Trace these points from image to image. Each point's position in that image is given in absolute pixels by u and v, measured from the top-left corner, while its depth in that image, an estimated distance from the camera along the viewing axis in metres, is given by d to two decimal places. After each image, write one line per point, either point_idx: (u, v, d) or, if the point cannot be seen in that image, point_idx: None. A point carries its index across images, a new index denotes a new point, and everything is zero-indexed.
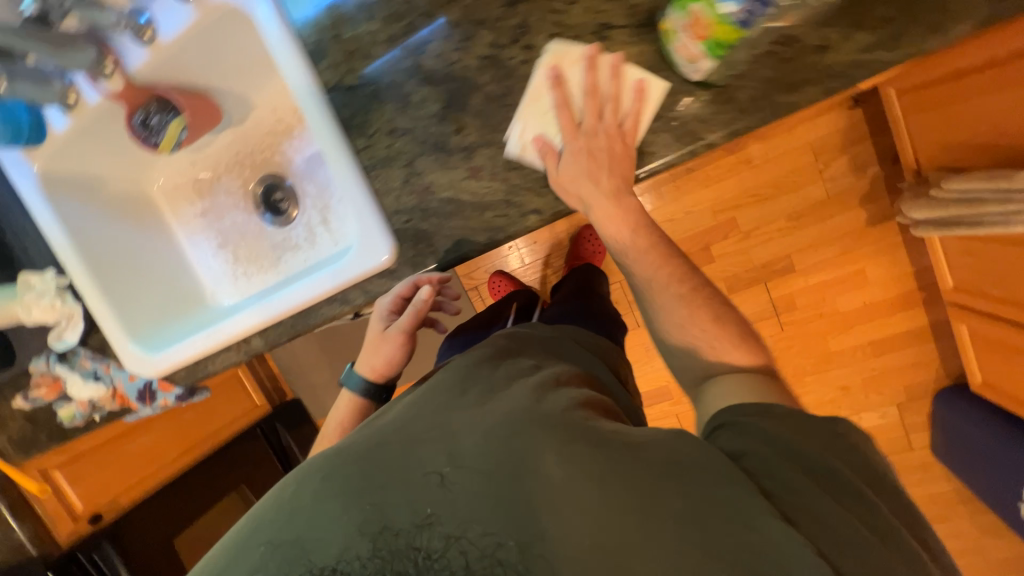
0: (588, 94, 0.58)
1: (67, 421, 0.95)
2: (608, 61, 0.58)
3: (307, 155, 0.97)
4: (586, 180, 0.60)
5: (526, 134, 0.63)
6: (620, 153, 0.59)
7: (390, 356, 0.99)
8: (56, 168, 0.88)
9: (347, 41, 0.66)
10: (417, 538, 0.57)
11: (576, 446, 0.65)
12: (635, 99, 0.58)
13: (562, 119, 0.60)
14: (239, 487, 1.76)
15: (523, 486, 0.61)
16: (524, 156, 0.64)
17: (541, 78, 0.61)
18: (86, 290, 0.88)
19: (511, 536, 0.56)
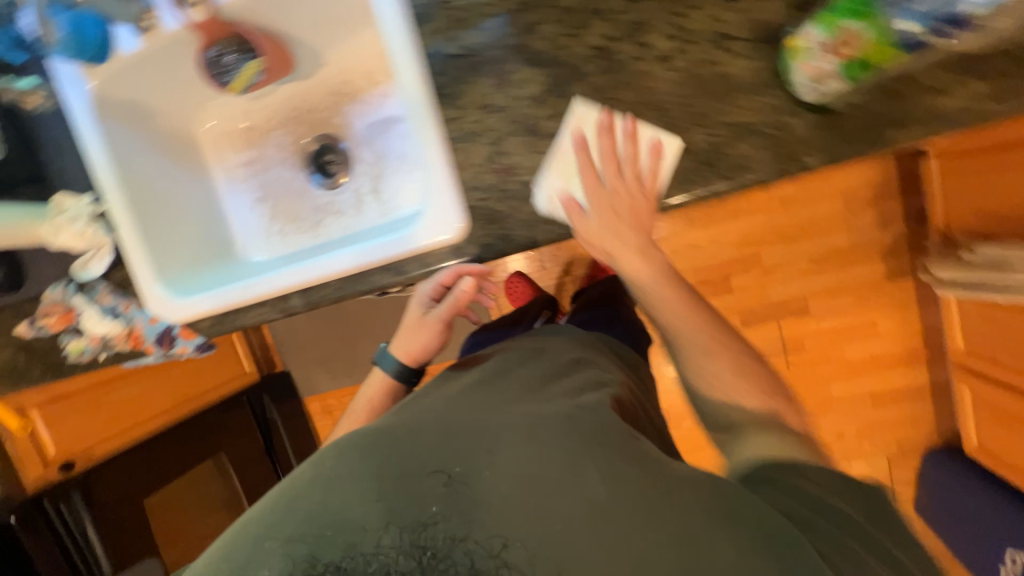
0: (607, 156, 0.62)
1: (73, 355, 0.90)
2: (622, 125, 0.62)
3: (370, 122, 0.95)
4: (613, 238, 0.63)
5: (552, 193, 0.66)
6: (643, 208, 0.62)
7: (425, 343, 0.96)
8: (111, 91, 0.84)
9: (456, 9, 0.65)
10: (423, 536, 0.53)
11: (613, 465, 0.62)
12: (652, 158, 0.61)
13: (586, 178, 0.63)
14: (218, 454, 1.67)
15: (546, 497, 0.57)
16: (551, 213, 0.67)
17: (564, 140, 0.65)
18: (120, 221, 0.84)
19: (522, 537, 0.53)
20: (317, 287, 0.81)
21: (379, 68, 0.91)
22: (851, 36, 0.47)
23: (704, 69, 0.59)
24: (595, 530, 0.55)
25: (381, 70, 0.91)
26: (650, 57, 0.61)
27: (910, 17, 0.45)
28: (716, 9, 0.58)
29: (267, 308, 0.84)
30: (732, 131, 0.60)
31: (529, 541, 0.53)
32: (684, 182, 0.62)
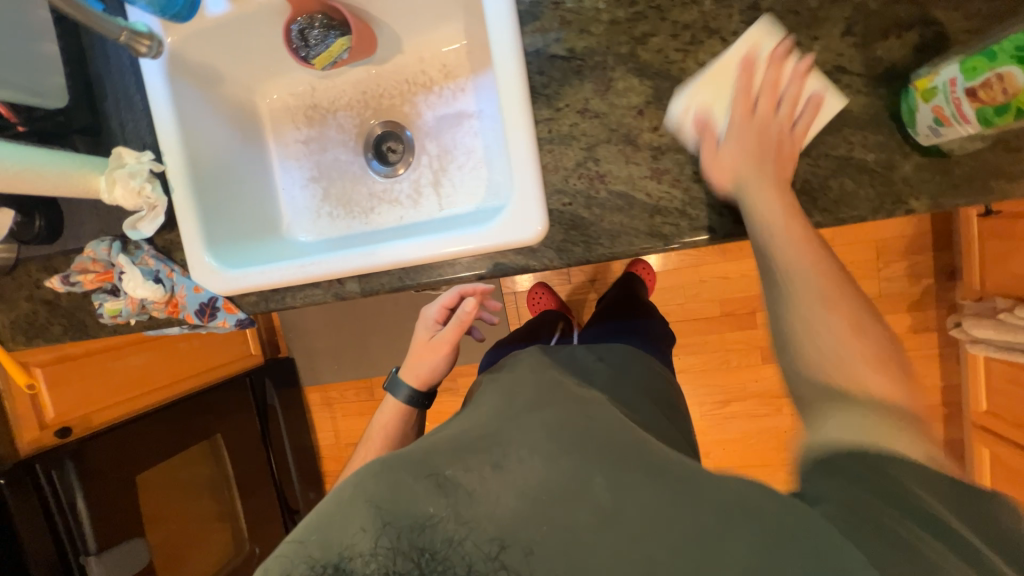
0: (768, 88, 0.57)
1: (107, 317, 0.86)
2: (796, 63, 0.57)
3: (439, 114, 0.93)
4: (744, 174, 0.58)
5: (690, 108, 0.61)
6: (787, 152, 0.57)
7: (441, 365, 0.81)
8: (186, 51, 0.82)
9: (566, 10, 0.64)
10: (421, 537, 0.48)
11: (623, 468, 0.54)
12: (809, 109, 0.57)
13: (736, 100, 0.59)
14: (216, 436, 1.60)
15: (549, 501, 0.51)
16: (679, 132, 0.63)
17: (729, 58, 0.59)
18: (179, 184, 0.82)
19: (525, 540, 0.48)
20: (376, 274, 0.78)
21: (457, 63, 0.90)
22: (998, 82, 0.45)
23: (817, 101, 0.59)
24: (604, 536, 0.48)
25: (459, 65, 0.90)
26: None
27: None
28: (837, 41, 0.58)
29: (320, 290, 0.82)
30: (836, 165, 0.59)
31: (531, 544, 0.48)
32: None
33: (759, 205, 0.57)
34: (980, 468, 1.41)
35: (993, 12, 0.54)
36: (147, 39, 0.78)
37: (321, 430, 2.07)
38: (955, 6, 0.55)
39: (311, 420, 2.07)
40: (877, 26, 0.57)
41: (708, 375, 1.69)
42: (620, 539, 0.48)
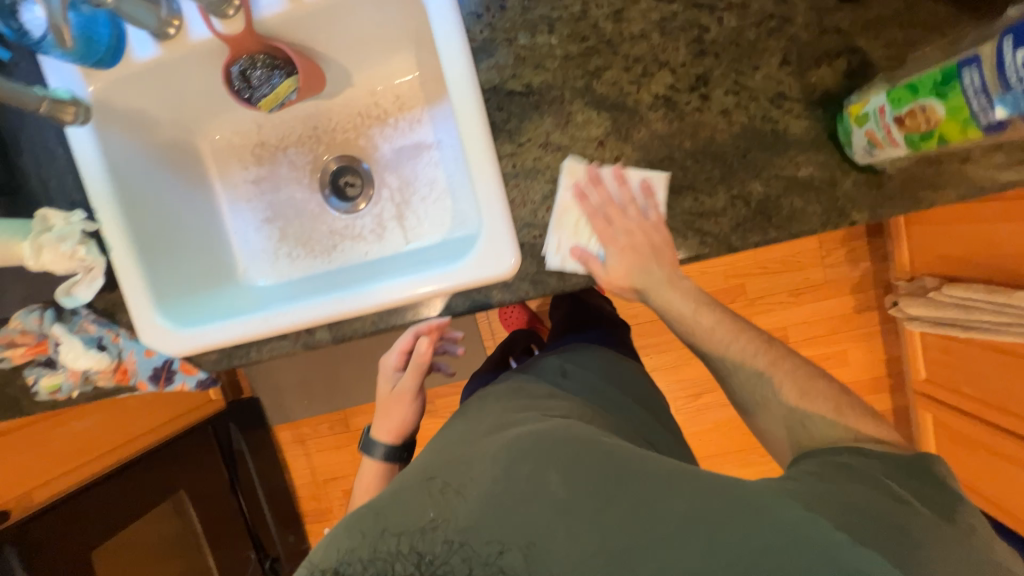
0: (607, 211, 0.64)
1: (44, 394, 0.78)
2: (610, 174, 0.64)
3: (397, 146, 0.91)
4: (636, 270, 0.63)
5: (563, 246, 0.66)
6: (660, 243, 0.63)
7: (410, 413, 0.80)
8: (114, 98, 0.76)
9: (520, 47, 0.65)
10: (419, 542, 0.50)
11: (580, 463, 0.55)
12: (646, 199, 0.64)
13: (593, 225, 0.65)
14: (179, 494, 1.47)
15: (513, 506, 0.52)
16: (566, 266, 0.67)
17: (565, 196, 0.66)
18: (116, 243, 0.75)
19: (522, 544, 0.49)
20: (347, 320, 0.76)
21: (411, 94, 0.88)
22: (921, 114, 0.47)
23: (763, 126, 0.62)
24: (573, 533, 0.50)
25: (413, 96, 0.88)
26: (710, 110, 0.63)
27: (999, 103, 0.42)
28: (775, 70, 0.61)
29: (287, 341, 0.78)
30: (785, 185, 0.63)
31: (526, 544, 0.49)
32: (739, 231, 0.64)
33: (660, 297, 0.64)
34: (924, 431, 1.55)
35: (910, 38, 0.59)
36: (72, 107, 0.72)
37: (295, 469, 1.98)
38: (876, 36, 0.59)
39: (283, 461, 1.97)
40: (809, 55, 0.61)
41: (679, 370, 1.75)
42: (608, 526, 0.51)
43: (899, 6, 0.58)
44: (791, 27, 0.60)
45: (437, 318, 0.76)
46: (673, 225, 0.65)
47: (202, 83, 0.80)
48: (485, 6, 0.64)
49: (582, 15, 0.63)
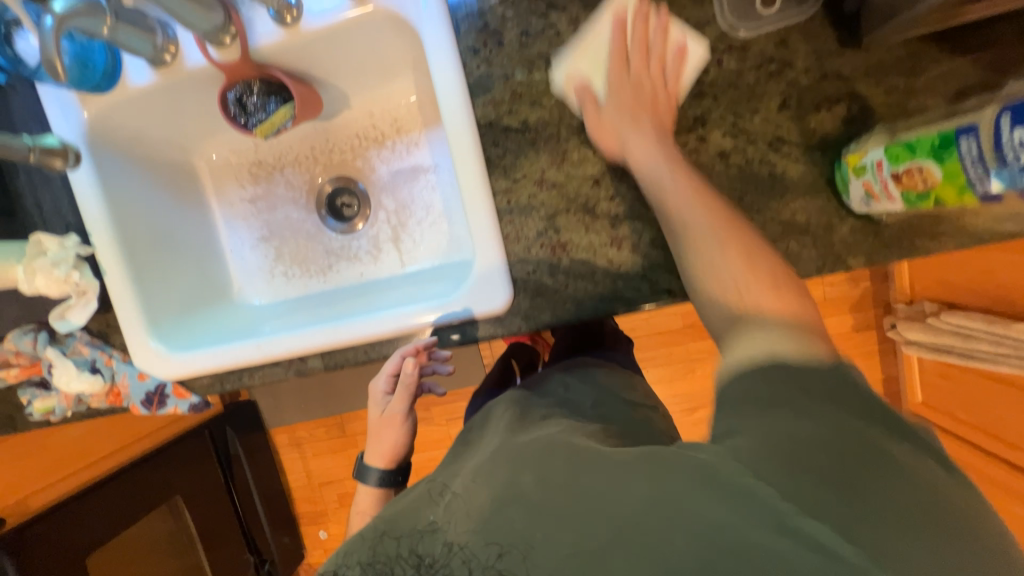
0: (637, 45, 0.61)
1: (38, 416, 0.78)
2: (656, 21, 0.61)
3: (394, 169, 0.91)
4: (626, 124, 0.60)
5: (571, 77, 0.63)
6: (665, 105, 0.60)
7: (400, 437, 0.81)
8: (110, 122, 0.76)
9: (517, 83, 0.64)
10: (419, 545, 0.47)
11: (576, 460, 0.48)
12: (675, 60, 0.60)
13: (612, 60, 0.62)
14: (175, 499, 1.46)
15: (515, 493, 0.47)
16: (567, 98, 0.64)
17: (603, 25, 0.62)
18: (111, 266, 0.76)
19: (522, 546, 0.43)
20: (340, 349, 0.76)
21: (408, 117, 0.87)
22: (918, 173, 0.47)
23: (761, 169, 0.61)
24: (566, 528, 0.43)
25: (411, 119, 0.87)
26: (708, 151, 0.62)
27: (998, 177, 0.42)
28: (774, 113, 0.61)
29: (279, 367, 0.78)
30: (782, 229, 0.62)
31: (526, 546, 0.43)
32: None
33: (633, 158, 0.59)
34: None
35: (911, 86, 0.58)
36: (62, 153, 0.72)
37: (291, 472, 1.98)
38: (877, 83, 0.58)
39: (279, 462, 1.98)
40: (809, 99, 0.60)
41: (675, 384, 1.74)
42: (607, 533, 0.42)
43: (902, 53, 0.58)
44: (792, 70, 0.60)
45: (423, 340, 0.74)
46: (667, 266, 0.65)
47: (199, 105, 0.80)
48: (482, 41, 0.64)
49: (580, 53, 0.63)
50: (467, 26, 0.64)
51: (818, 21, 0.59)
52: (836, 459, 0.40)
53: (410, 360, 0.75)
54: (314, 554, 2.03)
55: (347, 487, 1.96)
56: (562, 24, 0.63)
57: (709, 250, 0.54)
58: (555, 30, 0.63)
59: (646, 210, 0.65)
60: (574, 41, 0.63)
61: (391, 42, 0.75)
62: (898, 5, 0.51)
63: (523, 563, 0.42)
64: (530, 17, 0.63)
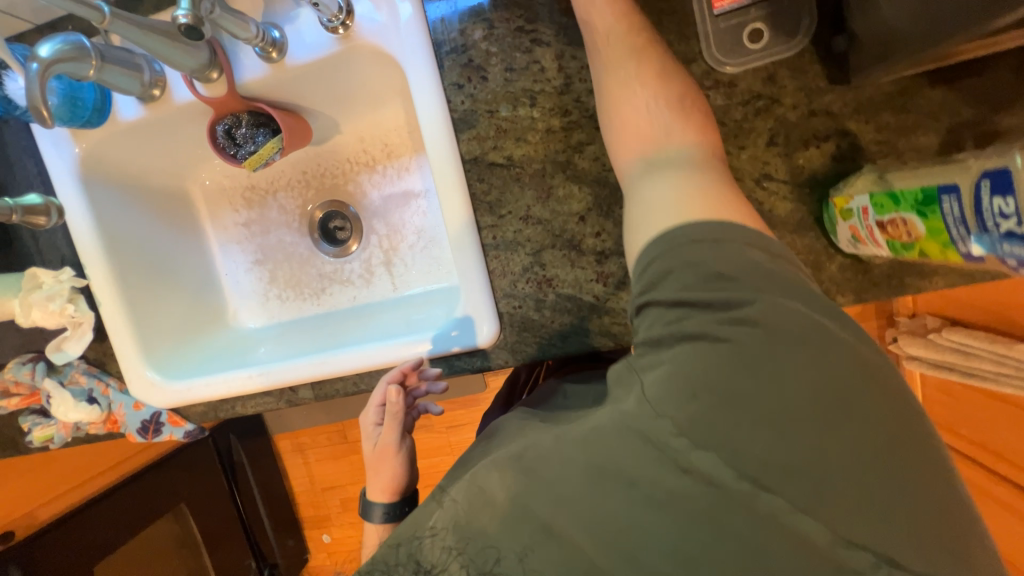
0: None
1: (38, 444, 0.81)
2: None
3: (386, 193, 0.89)
4: None
5: None
6: None
7: (400, 468, 0.74)
8: (101, 153, 0.77)
9: (501, 119, 0.64)
10: (418, 550, 0.50)
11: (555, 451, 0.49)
12: None
13: None
14: (178, 508, 1.43)
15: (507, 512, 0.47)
16: None
17: None
18: (105, 296, 0.77)
19: (516, 549, 0.46)
20: (330, 379, 0.77)
21: (399, 141, 0.85)
22: (902, 224, 0.47)
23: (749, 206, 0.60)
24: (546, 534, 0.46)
25: (402, 144, 0.85)
26: None
27: (982, 244, 0.41)
28: (762, 150, 0.60)
29: (271, 397, 0.79)
30: None
31: (522, 549, 0.46)
32: None
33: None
34: None
35: (902, 124, 0.57)
36: (44, 209, 0.73)
37: (294, 477, 1.96)
38: (867, 120, 0.57)
39: (283, 468, 1.96)
40: (797, 136, 0.59)
41: None
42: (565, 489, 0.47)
43: (892, 90, 0.56)
44: (780, 107, 0.59)
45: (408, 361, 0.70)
46: None
47: (191, 135, 0.80)
48: (466, 76, 0.65)
49: (565, 88, 0.63)
50: (450, 62, 0.65)
51: (806, 57, 0.58)
52: (784, 417, 0.39)
53: (396, 387, 0.69)
54: (318, 559, 2.00)
55: (351, 493, 1.93)
56: (546, 60, 0.63)
57: (658, 161, 0.53)
58: (539, 65, 0.63)
59: None
60: (558, 76, 0.63)
61: (378, 71, 0.74)
62: (886, 46, 0.50)
63: (519, 563, 0.46)
64: (514, 53, 0.63)
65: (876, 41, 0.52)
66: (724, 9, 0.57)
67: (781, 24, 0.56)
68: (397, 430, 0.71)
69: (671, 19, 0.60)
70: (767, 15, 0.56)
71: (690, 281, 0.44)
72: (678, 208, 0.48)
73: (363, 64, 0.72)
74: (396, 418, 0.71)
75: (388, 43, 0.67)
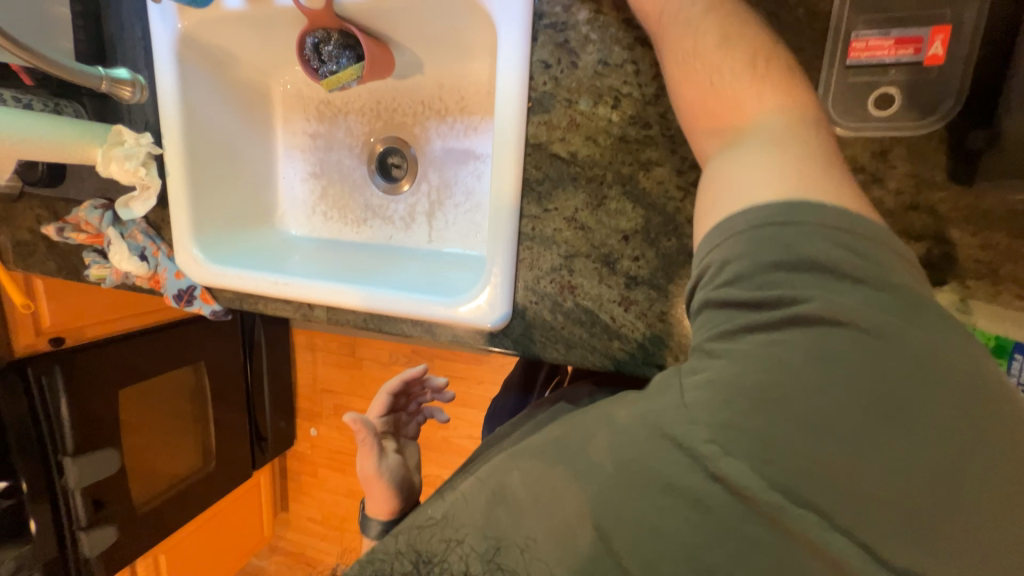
0: None
1: (93, 278, 0.91)
2: None
3: (449, 146, 0.87)
4: None
5: None
6: None
7: (390, 489, 0.79)
8: (200, 33, 0.80)
9: (578, 112, 0.61)
10: (419, 539, 0.49)
11: (539, 454, 0.46)
12: None
13: None
14: (197, 363, 1.59)
15: (509, 502, 0.45)
16: None
17: None
18: (173, 169, 0.82)
19: (517, 541, 0.43)
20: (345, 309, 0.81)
21: (475, 98, 0.83)
22: None
23: None
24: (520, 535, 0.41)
25: (476, 102, 0.83)
26: None
27: None
28: None
29: (289, 305, 0.85)
30: None
31: (524, 539, 0.43)
32: None
33: None
34: None
35: (1015, 249, 0.49)
36: (129, 85, 0.80)
37: (301, 370, 2.11)
38: (975, 232, 0.50)
39: (294, 360, 2.11)
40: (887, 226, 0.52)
41: None
42: (544, 484, 0.44)
43: (1018, 208, 0.49)
44: (880, 188, 0.52)
45: (415, 370, 0.85)
46: (668, 342, 0.62)
47: (282, 35, 0.82)
48: (557, 57, 0.61)
49: (653, 99, 0.58)
50: (544, 37, 0.61)
51: (933, 143, 0.50)
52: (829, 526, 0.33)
53: (354, 417, 0.76)
54: (301, 447, 2.19)
55: (346, 402, 2.07)
56: (644, 62, 0.58)
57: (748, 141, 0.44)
58: (634, 66, 0.59)
59: (667, 281, 0.61)
60: (651, 84, 0.58)
61: (472, 22, 0.71)
62: None
63: (521, 557, 0.43)
64: (613, 46, 0.59)
65: (1021, 147, 0.44)
66: (858, 60, 0.50)
67: (918, 97, 0.49)
68: (373, 452, 0.78)
69: (796, 56, 0.53)
70: (906, 82, 0.49)
71: (743, 279, 0.38)
72: (749, 192, 0.41)
73: (461, 12, 0.69)
74: (369, 440, 0.79)
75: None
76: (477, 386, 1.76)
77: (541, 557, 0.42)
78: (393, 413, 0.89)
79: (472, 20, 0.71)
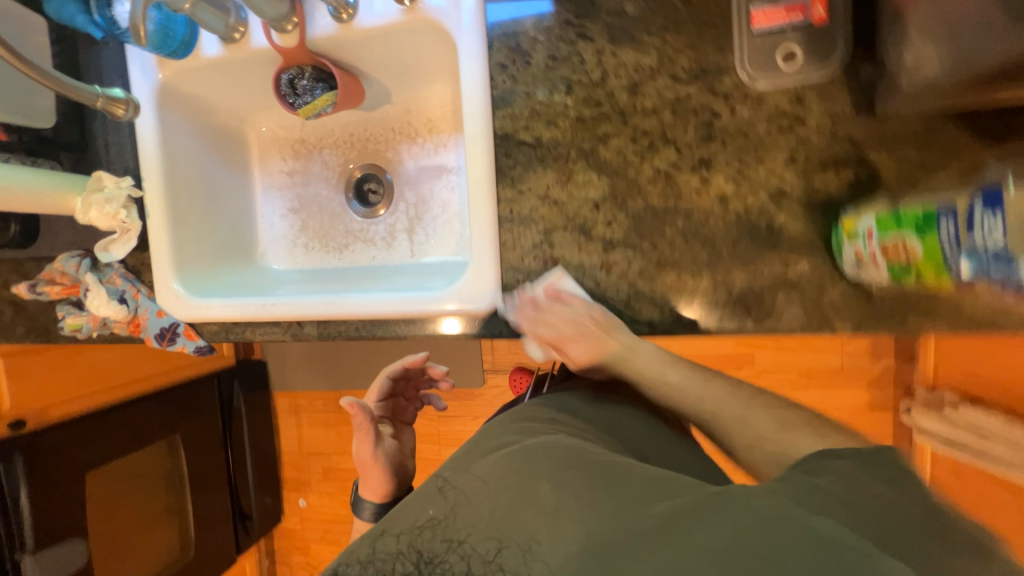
0: None
1: (67, 331, 0.89)
2: None
3: (421, 164, 0.93)
4: None
5: None
6: None
7: (387, 472, 0.76)
8: (178, 82, 0.85)
9: (537, 102, 0.69)
10: (418, 539, 0.48)
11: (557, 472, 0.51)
12: None
13: None
14: (172, 435, 1.49)
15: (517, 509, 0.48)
16: None
17: None
18: (154, 209, 0.84)
19: (523, 543, 0.45)
20: (335, 321, 0.81)
21: (442, 118, 0.91)
22: (902, 246, 0.48)
23: (759, 220, 0.62)
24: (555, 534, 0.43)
25: (443, 121, 0.91)
26: (708, 194, 0.64)
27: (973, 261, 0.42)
28: (780, 167, 0.62)
29: (277, 328, 0.84)
30: (770, 281, 0.63)
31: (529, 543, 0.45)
32: (716, 317, 0.64)
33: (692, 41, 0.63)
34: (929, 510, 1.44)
35: (924, 161, 0.58)
36: (123, 103, 0.81)
37: (285, 435, 1.99)
38: (889, 152, 0.58)
39: (276, 425, 2.00)
40: (818, 158, 0.61)
41: None
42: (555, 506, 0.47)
43: (918, 127, 0.57)
44: (803, 127, 0.61)
45: (414, 355, 0.86)
46: (650, 295, 0.66)
47: (257, 78, 0.88)
48: (511, 59, 0.69)
49: (600, 82, 0.67)
50: (498, 44, 0.70)
51: (836, 85, 0.60)
52: None
53: (352, 399, 0.74)
54: (289, 521, 2.01)
55: (336, 462, 1.95)
56: (587, 53, 0.67)
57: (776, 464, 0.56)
58: (579, 58, 0.67)
59: (640, 241, 0.66)
60: (596, 70, 0.67)
61: (432, 46, 0.80)
62: (911, 78, 0.52)
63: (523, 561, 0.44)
64: (559, 44, 0.68)
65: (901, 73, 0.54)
66: (762, 28, 0.58)
67: (816, 48, 0.57)
68: (370, 434, 0.75)
69: (711, 32, 0.63)
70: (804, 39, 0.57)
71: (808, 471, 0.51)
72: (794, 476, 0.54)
73: (421, 37, 0.78)
74: (366, 423, 0.76)
75: (446, 18, 0.72)
76: (473, 421, 1.71)
77: (542, 558, 0.44)
78: (390, 398, 0.88)
79: (431, 45, 0.80)
